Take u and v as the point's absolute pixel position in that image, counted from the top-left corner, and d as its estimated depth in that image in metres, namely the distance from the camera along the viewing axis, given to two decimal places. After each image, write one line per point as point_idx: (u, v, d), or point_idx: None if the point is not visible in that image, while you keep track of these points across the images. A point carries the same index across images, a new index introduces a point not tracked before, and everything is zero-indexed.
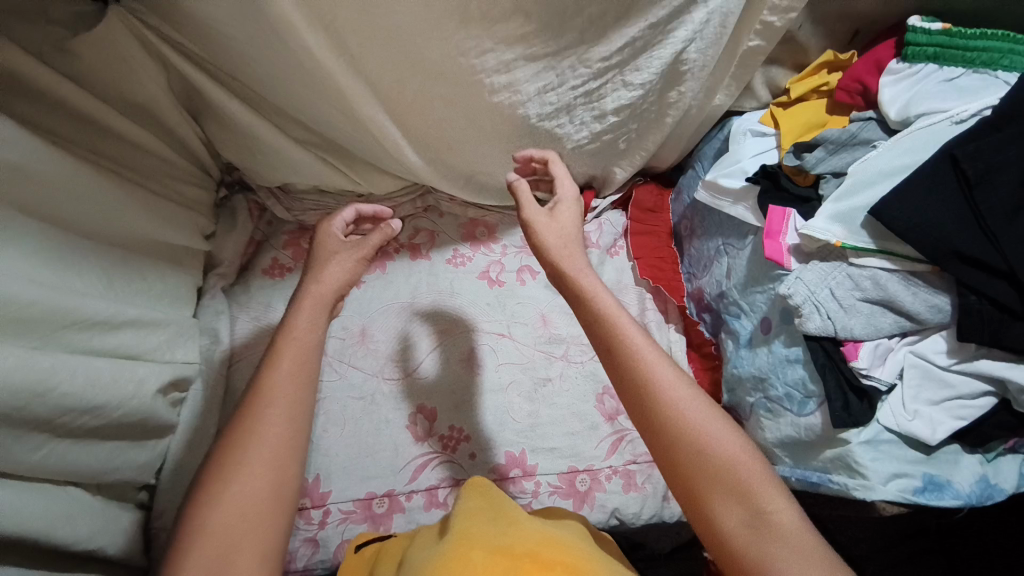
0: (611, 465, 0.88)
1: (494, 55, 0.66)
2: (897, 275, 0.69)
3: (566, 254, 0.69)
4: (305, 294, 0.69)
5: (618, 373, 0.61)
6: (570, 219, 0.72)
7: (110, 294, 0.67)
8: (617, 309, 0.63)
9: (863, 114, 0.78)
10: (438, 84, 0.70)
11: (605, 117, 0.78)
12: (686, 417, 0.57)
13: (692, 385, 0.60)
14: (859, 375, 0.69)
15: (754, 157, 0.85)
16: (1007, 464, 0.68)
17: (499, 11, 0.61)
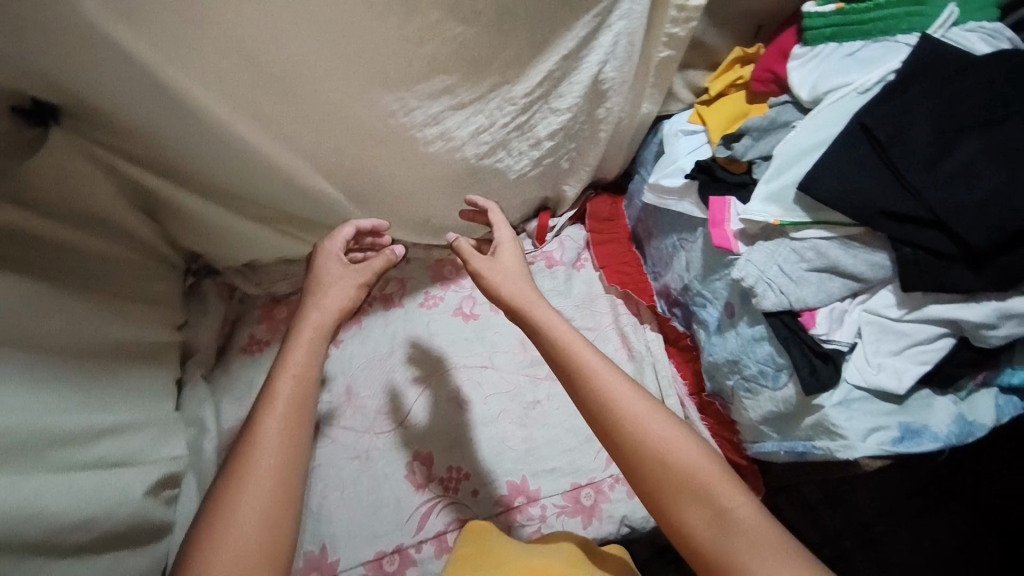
0: (610, 473, 0.90)
1: (422, 110, 0.69)
2: (836, 242, 0.74)
3: (518, 288, 0.73)
4: (306, 335, 0.70)
5: (581, 399, 0.65)
6: (513, 256, 0.76)
7: (86, 406, 0.67)
8: (573, 337, 0.67)
9: (779, 99, 0.83)
10: (374, 146, 0.72)
11: (541, 144, 0.81)
12: (649, 435, 0.61)
13: (652, 403, 0.64)
14: (820, 341, 0.73)
15: (688, 155, 0.90)
16: (982, 399, 0.72)
17: (417, 71, 0.65)
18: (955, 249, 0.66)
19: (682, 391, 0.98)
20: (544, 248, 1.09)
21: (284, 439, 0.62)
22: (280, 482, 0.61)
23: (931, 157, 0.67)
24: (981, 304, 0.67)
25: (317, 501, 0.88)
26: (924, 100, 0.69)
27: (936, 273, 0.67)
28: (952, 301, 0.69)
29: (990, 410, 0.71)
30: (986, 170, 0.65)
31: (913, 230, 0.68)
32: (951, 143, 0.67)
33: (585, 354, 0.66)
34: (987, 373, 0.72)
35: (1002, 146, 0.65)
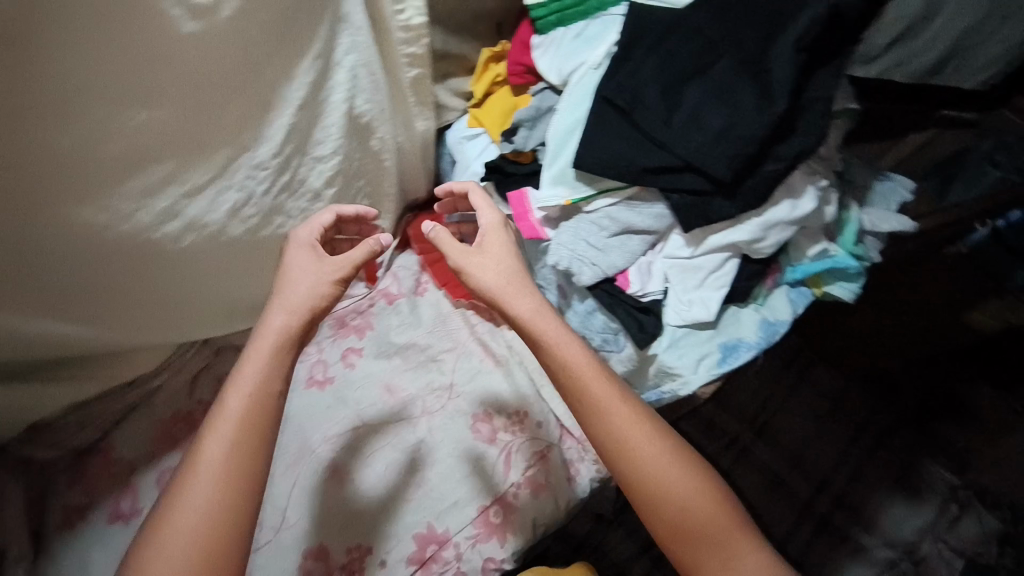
0: (511, 481, 0.91)
1: (146, 210, 0.57)
2: (622, 205, 0.79)
3: (510, 291, 0.68)
4: (263, 348, 0.59)
5: (605, 437, 0.64)
6: (500, 249, 0.71)
7: None
8: (568, 344, 0.66)
9: (538, 86, 0.83)
10: (109, 267, 0.58)
11: (322, 194, 0.74)
12: (642, 457, 0.63)
13: (646, 416, 0.65)
14: (638, 297, 0.80)
15: (478, 159, 0.87)
16: (775, 299, 0.83)
17: (117, 169, 0.53)
18: (712, 184, 0.72)
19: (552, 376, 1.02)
20: (380, 287, 1.06)
21: (235, 458, 0.54)
22: (212, 540, 0.51)
23: (668, 109, 0.71)
24: (754, 219, 0.75)
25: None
26: (652, 54, 0.72)
27: (702, 207, 0.74)
28: (729, 224, 0.76)
29: (784, 305, 0.83)
30: (714, 109, 0.69)
31: (672, 178, 0.73)
32: (681, 91, 0.71)
33: (569, 355, 0.66)
34: (773, 276, 0.83)
35: (722, 85, 0.69)
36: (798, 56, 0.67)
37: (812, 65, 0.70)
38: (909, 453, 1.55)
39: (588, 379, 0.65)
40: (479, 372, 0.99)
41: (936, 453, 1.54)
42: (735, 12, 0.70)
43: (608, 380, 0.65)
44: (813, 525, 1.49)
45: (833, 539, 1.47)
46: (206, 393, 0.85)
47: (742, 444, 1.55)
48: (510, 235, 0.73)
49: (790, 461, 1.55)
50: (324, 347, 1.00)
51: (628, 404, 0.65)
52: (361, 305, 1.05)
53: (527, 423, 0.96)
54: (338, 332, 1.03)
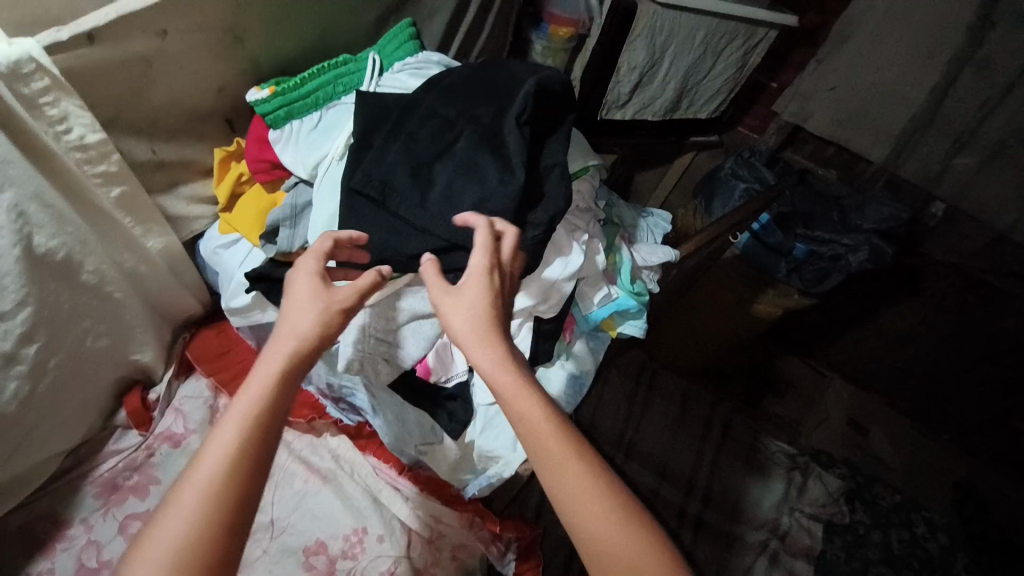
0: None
1: None
2: (400, 290, 0.71)
3: (481, 342, 0.58)
4: (284, 345, 0.54)
5: (550, 481, 0.52)
6: (474, 297, 0.60)
7: None
8: (504, 374, 0.57)
9: (290, 181, 0.75)
10: None
11: (19, 355, 0.60)
12: (582, 514, 0.51)
13: (589, 458, 0.53)
14: (443, 383, 0.75)
15: (241, 266, 0.76)
16: (577, 352, 0.87)
17: None
18: None
19: (391, 477, 0.92)
20: (156, 430, 0.86)
21: (222, 488, 0.44)
22: None
23: (421, 190, 0.68)
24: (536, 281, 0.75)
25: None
26: (393, 138, 0.69)
27: None
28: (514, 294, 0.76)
29: (586, 353, 0.89)
30: (465, 185, 0.68)
31: (443, 258, 0.69)
32: (430, 171, 0.69)
33: (513, 378, 0.57)
34: (568, 332, 0.86)
35: (467, 160, 0.69)
36: (522, 129, 0.70)
37: (540, 135, 0.73)
38: (751, 437, 1.80)
39: (515, 406, 0.55)
40: (304, 497, 0.88)
41: (755, 428, 1.82)
42: (461, 93, 0.73)
43: (550, 409, 0.55)
44: (695, 527, 1.58)
45: (714, 536, 1.57)
46: None
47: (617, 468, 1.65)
48: (491, 284, 0.61)
49: (659, 471, 1.68)
50: (92, 522, 0.79)
51: (573, 439, 0.54)
52: (136, 459, 0.84)
53: (367, 542, 0.86)
54: (110, 499, 0.81)
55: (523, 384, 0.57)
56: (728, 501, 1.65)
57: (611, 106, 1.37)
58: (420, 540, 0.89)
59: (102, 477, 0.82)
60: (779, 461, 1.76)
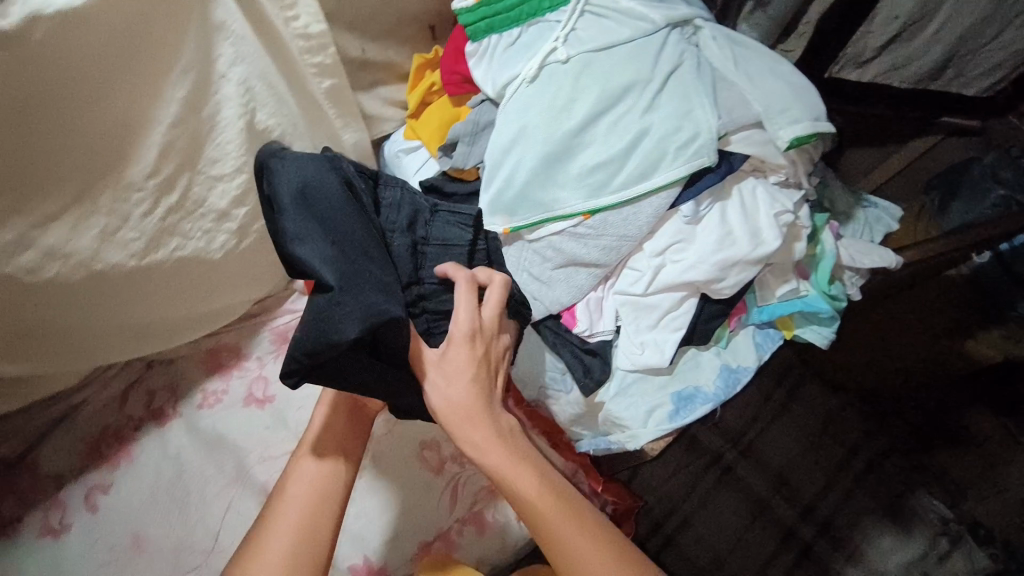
0: (436, 530, 0.87)
1: None
2: (568, 234, 0.69)
3: (475, 412, 0.57)
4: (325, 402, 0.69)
5: (552, 534, 0.55)
6: (460, 372, 0.57)
7: None
8: (499, 458, 0.56)
9: (477, 98, 0.75)
10: None
11: (229, 214, 0.68)
12: (585, 567, 0.54)
13: (595, 530, 0.56)
14: (586, 338, 0.71)
15: (417, 173, 0.80)
16: (740, 341, 0.73)
17: None
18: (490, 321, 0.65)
19: None
20: None
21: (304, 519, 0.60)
22: None
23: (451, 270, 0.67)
24: (714, 221, 0.66)
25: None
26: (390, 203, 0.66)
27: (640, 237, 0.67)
28: (678, 238, 0.67)
29: (749, 348, 0.73)
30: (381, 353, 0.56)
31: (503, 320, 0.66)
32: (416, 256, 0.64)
33: (510, 469, 0.56)
34: (737, 318, 0.73)
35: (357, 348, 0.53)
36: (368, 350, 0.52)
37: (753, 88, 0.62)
38: (901, 484, 1.32)
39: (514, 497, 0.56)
40: None
41: (965, 488, 1.30)
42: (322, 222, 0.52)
43: (561, 507, 0.56)
44: (795, 552, 1.28)
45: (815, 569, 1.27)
46: (136, 408, 0.92)
47: (726, 464, 1.34)
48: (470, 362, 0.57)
49: (778, 484, 1.33)
50: (263, 362, 0.96)
51: (588, 532, 0.56)
52: None
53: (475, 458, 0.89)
54: (282, 349, 0.96)
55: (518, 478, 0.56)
56: (845, 539, 1.29)
57: (850, 61, 1.01)
58: None
59: (276, 328, 0.98)
60: (923, 521, 1.29)
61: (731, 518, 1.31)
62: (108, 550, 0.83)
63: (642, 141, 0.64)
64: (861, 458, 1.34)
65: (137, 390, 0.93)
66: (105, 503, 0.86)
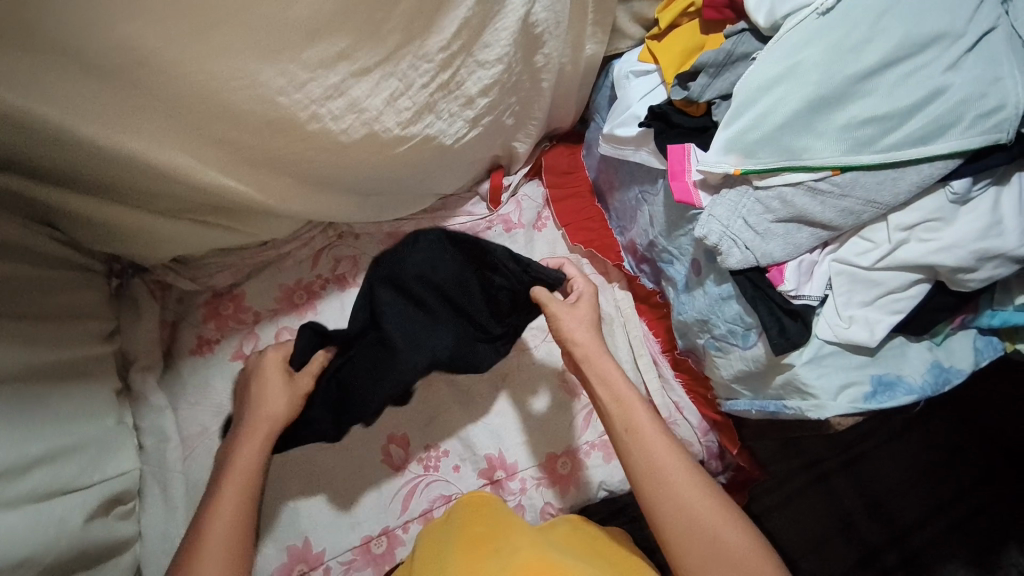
0: (565, 447, 0.93)
1: (316, 81, 0.56)
2: (803, 187, 0.65)
3: (590, 338, 0.74)
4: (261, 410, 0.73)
5: (627, 434, 0.67)
6: (588, 309, 0.76)
7: (47, 428, 0.68)
8: (602, 368, 0.72)
9: (735, 27, 0.73)
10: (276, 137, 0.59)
11: (474, 102, 0.71)
12: (655, 463, 0.65)
13: (671, 444, 0.66)
14: (789, 298, 0.67)
15: (641, 99, 0.80)
16: (958, 343, 0.69)
17: (294, 33, 0.51)
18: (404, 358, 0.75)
19: (654, 349, 0.96)
20: (501, 211, 1.02)
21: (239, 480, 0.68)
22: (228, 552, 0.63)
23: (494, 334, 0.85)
24: (984, 206, 0.62)
25: (300, 513, 0.86)
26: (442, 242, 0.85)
27: (885, 203, 0.63)
28: (934, 216, 0.63)
29: (968, 350, 0.69)
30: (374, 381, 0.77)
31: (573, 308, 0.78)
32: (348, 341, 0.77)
33: (617, 386, 0.71)
34: (964, 316, 0.68)
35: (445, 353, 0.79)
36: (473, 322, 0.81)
37: None
38: (998, 539, 1.11)
39: (613, 402, 0.70)
40: None
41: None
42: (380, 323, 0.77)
43: (653, 419, 0.68)
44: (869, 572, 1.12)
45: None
46: (325, 269, 0.99)
47: (824, 471, 1.16)
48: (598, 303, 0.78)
49: (872, 506, 1.15)
50: None
51: (667, 443, 0.66)
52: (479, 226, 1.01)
53: None
54: None
55: (620, 389, 0.70)
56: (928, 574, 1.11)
57: None
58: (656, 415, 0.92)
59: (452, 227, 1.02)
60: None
61: (815, 521, 1.14)
62: None
63: (934, 102, 0.60)
64: (960, 507, 1.14)
65: (327, 254, 1.00)
66: None
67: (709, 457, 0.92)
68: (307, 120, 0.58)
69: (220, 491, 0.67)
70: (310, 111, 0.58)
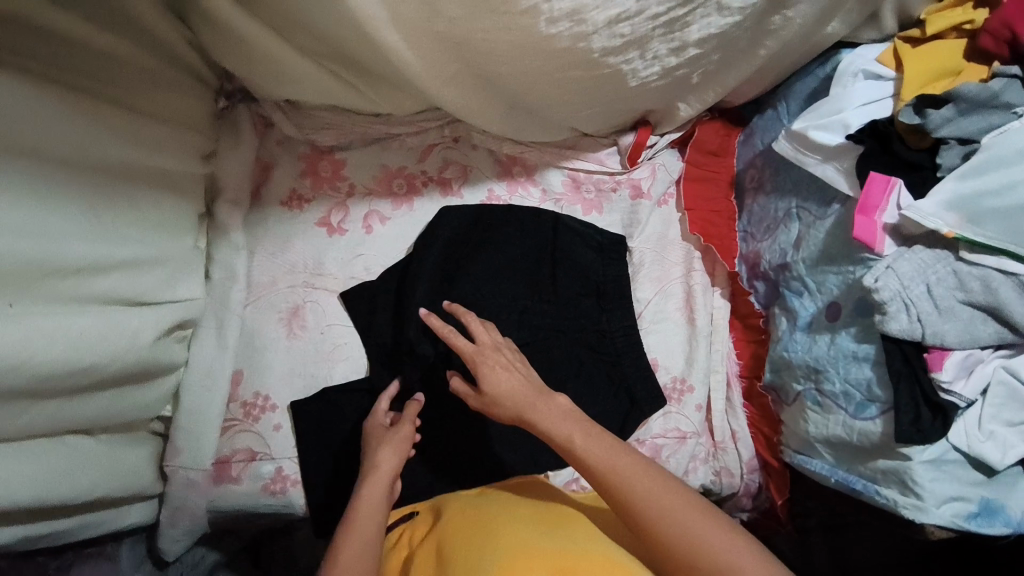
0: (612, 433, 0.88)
1: None
2: (1013, 279, 0.59)
3: (530, 395, 0.72)
4: (387, 467, 0.72)
5: (601, 469, 0.65)
6: (498, 372, 0.75)
7: (123, 237, 0.63)
8: (550, 415, 0.70)
9: (1009, 69, 0.62)
10: (479, 15, 0.50)
11: (685, 50, 0.61)
12: (651, 508, 0.61)
13: (660, 476, 0.64)
14: (939, 390, 0.61)
15: (861, 108, 0.68)
16: None
17: None
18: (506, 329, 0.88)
19: (731, 370, 0.90)
20: (633, 174, 0.94)
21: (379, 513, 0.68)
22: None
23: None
24: None
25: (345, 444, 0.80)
26: (608, 276, 0.92)
27: None
28: None
29: None
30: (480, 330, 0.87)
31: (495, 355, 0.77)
32: (476, 290, 0.88)
33: (548, 421, 0.69)
34: None
35: (583, 331, 0.90)
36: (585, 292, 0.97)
37: None
38: None
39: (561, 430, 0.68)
40: (669, 318, 0.92)
41: None
42: (501, 283, 0.89)
43: (637, 462, 0.65)
44: None
45: None
46: (432, 167, 0.93)
47: None
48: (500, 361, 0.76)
49: None
50: (546, 198, 0.95)
51: (652, 475, 0.64)
52: (604, 184, 0.94)
53: (687, 398, 0.89)
54: (569, 196, 0.94)
55: (558, 416, 0.70)
56: None
57: None
58: (709, 435, 0.88)
59: (574, 172, 0.94)
60: None
61: None
62: (361, 270, 0.88)
63: None
64: None
65: (437, 153, 0.94)
66: (379, 231, 0.90)
67: (745, 493, 0.89)
68: (524, 12, 0.49)
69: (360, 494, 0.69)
70: (535, 3, 0.48)
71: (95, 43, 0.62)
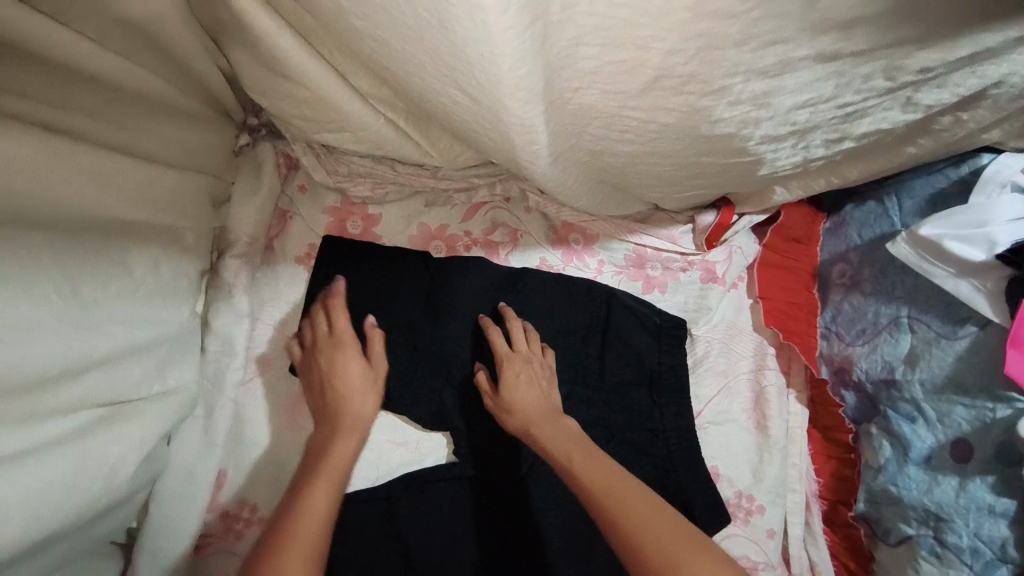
0: None
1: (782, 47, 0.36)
2: None
3: (541, 411, 0.68)
4: (362, 421, 0.66)
5: (599, 485, 0.60)
6: (525, 384, 0.70)
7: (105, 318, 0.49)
8: (556, 433, 0.66)
9: None
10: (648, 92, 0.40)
11: (841, 143, 0.52)
12: (643, 529, 0.56)
13: (649, 496, 0.60)
14: None
15: (1011, 223, 0.61)
16: None
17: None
18: None
19: (809, 491, 0.79)
20: (708, 256, 0.83)
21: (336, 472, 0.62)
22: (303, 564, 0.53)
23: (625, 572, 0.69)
24: None
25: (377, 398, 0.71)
26: (663, 365, 0.78)
27: None
28: None
29: None
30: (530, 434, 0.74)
31: (527, 364, 0.71)
32: None
33: (552, 437, 0.66)
34: None
35: (638, 433, 0.76)
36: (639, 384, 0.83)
37: None
38: None
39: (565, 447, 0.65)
40: (734, 420, 0.79)
41: None
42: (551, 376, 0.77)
43: (642, 489, 0.60)
44: None
45: None
46: (478, 228, 0.79)
47: None
48: (536, 374, 0.71)
49: None
50: (603, 269, 0.82)
51: (645, 496, 0.59)
52: (673, 264, 0.83)
53: (757, 520, 0.76)
54: (632, 272, 0.82)
55: (567, 435, 0.66)
56: None
57: None
58: (784, 567, 0.76)
59: (641, 247, 0.82)
60: None
61: None
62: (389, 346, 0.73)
63: None
64: None
65: (487, 213, 0.80)
66: None
67: None
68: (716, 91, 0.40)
69: (309, 487, 0.60)
70: (731, 82, 0.39)
71: (108, 72, 0.47)
